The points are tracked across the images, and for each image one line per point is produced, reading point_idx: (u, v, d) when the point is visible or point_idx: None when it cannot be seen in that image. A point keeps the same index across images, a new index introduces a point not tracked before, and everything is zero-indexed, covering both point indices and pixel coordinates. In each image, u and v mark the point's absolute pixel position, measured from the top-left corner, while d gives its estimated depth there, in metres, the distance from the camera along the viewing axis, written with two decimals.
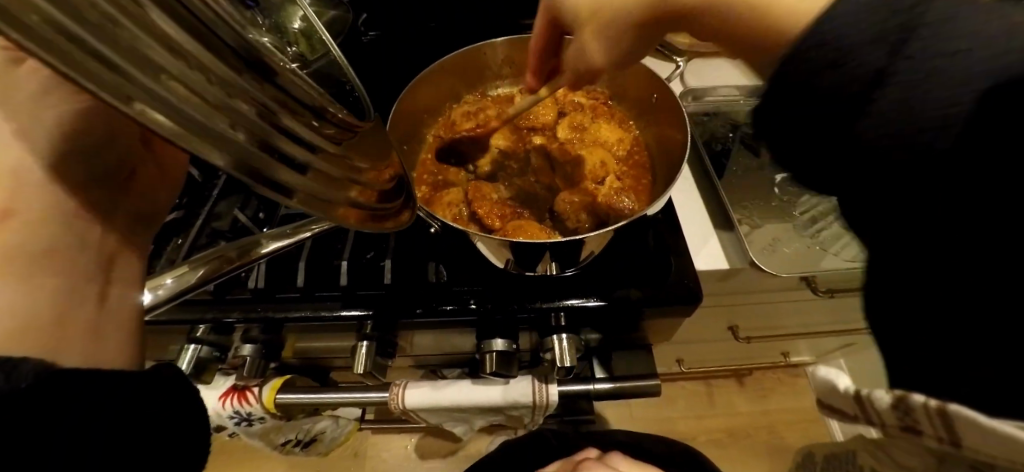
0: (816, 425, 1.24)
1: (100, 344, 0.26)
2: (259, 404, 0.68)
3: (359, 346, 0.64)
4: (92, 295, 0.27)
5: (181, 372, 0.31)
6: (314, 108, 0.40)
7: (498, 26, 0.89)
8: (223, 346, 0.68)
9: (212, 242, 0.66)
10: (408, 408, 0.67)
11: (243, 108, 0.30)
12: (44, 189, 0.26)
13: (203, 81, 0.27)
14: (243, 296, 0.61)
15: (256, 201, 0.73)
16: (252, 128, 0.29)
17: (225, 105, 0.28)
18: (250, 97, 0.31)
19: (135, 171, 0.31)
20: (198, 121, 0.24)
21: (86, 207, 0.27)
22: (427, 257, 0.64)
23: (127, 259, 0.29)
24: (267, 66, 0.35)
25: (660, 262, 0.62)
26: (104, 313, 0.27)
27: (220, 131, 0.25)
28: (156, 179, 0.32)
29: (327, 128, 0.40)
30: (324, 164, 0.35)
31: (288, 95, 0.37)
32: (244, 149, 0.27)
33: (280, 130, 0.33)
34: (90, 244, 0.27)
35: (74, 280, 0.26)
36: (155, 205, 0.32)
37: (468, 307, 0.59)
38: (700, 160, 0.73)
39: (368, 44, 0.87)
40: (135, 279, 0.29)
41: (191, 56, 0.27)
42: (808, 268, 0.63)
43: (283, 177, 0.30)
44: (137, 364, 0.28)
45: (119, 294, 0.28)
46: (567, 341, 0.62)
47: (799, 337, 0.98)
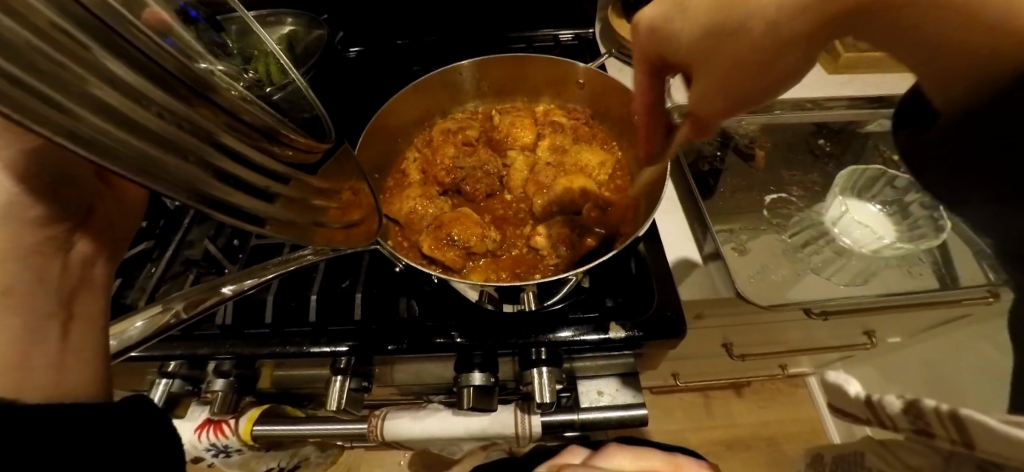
0: (817, 437, 1.24)
1: (63, 381, 0.25)
2: (235, 437, 0.63)
3: (332, 381, 0.56)
4: (55, 332, 0.26)
5: (141, 396, 0.29)
6: (269, 130, 0.36)
7: (486, 39, 0.83)
8: (196, 379, 0.63)
9: (184, 273, 0.60)
10: (387, 439, 0.63)
11: (200, 142, 0.27)
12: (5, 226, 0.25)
13: (152, 119, 0.24)
14: (212, 332, 0.54)
15: (229, 228, 0.66)
16: (202, 157, 0.27)
17: (159, 150, 0.24)
18: (199, 121, 0.28)
19: (93, 209, 0.30)
20: (148, 158, 0.22)
21: (45, 244, 0.26)
22: (403, 289, 0.57)
23: (88, 295, 0.28)
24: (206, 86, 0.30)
25: (642, 290, 0.56)
26: (67, 348, 0.26)
27: (185, 171, 0.25)
28: (116, 216, 0.31)
29: (281, 153, 0.36)
30: (290, 193, 0.34)
31: (239, 116, 0.33)
32: (186, 174, 0.25)
33: (239, 160, 0.30)
34: (45, 283, 0.26)
35: (31, 322, 0.25)
36: (124, 237, 0.32)
37: (443, 343, 0.52)
38: (680, 167, 0.70)
39: (353, 60, 0.82)
40: (98, 314, 0.28)
41: (142, 95, 0.24)
42: (795, 297, 0.60)
43: (244, 206, 0.29)
44: (105, 396, 0.27)
45: (82, 333, 0.27)
46: (549, 376, 0.53)
47: (798, 354, 0.99)
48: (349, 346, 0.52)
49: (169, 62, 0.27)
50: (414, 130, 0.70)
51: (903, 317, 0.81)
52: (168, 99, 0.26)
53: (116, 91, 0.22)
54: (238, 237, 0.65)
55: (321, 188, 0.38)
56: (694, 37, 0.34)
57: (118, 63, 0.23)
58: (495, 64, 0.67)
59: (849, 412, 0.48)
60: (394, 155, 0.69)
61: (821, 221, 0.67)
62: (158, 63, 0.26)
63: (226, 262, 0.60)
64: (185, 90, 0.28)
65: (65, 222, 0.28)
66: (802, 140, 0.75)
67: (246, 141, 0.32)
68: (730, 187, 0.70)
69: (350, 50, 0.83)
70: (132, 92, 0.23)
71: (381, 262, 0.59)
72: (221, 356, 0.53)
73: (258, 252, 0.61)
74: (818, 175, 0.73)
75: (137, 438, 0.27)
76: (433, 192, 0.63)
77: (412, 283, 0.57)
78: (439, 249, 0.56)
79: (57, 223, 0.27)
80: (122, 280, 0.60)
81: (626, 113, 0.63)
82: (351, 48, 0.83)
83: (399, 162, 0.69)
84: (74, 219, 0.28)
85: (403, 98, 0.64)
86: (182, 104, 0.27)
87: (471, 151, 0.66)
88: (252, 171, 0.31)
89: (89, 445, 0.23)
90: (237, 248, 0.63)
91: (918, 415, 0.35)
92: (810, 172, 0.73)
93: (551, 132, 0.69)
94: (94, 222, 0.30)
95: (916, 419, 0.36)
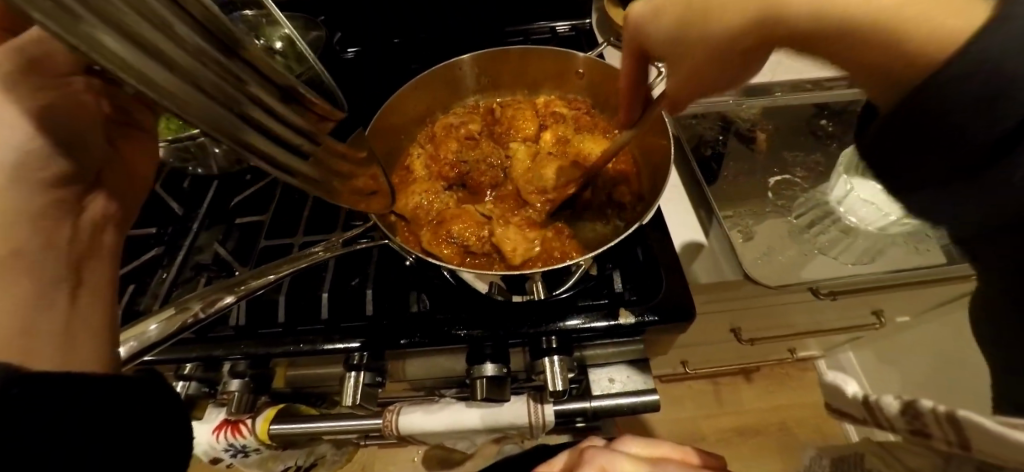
0: (828, 420, 1.25)
1: (72, 350, 0.25)
2: (252, 437, 0.64)
3: (347, 377, 0.57)
4: (62, 297, 0.26)
5: (155, 374, 0.29)
6: (292, 91, 0.34)
7: (483, 33, 0.84)
8: (212, 381, 0.64)
9: (196, 277, 0.60)
10: (402, 434, 0.64)
11: (228, 86, 0.28)
12: (11, 189, 0.26)
13: (192, 60, 0.25)
14: (225, 333, 0.55)
15: (237, 231, 0.66)
16: (236, 104, 0.28)
17: (195, 92, 0.25)
18: (235, 70, 0.28)
19: (101, 173, 0.32)
20: (179, 98, 0.23)
21: (53, 205, 0.28)
22: (412, 284, 0.57)
23: (95, 264, 0.29)
24: (235, 41, 0.28)
25: (650, 276, 0.56)
26: (75, 316, 0.26)
27: (222, 114, 0.27)
28: (121, 184, 0.34)
29: (313, 114, 0.37)
30: (317, 151, 0.36)
31: (271, 80, 0.32)
32: (214, 112, 0.26)
33: (270, 113, 0.31)
34: (55, 243, 0.27)
35: (42, 286, 0.25)
36: (128, 206, 0.34)
37: (454, 335, 0.53)
38: (683, 152, 0.70)
39: (351, 61, 0.82)
40: (104, 284, 0.29)
41: (181, 37, 0.25)
42: (803, 277, 0.61)
43: (270, 152, 0.31)
44: (112, 368, 0.27)
45: (89, 302, 0.27)
46: (561, 364, 0.54)
47: (807, 337, 0.99)
48: (361, 342, 0.52)
49: (199, 10, 0.26)
50: (417, 127, 0.71)
51: (911, 296, 0.81)
52: (199, 39, 0.26)
53: (156, 25, 0.23)
54: (247, 239, 0.66)
55: (343, 152, 0.40)
56: (668, 31, 0.35)
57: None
58: (496, 58, 0.67)
59: (847, 412, 0.50)
60: (398, 149, 0.69)
61: (826, 201, 0.68)
62: (179, 6, 0.25)
63: (236, 264, 0.61)
64: (218, 42, 0.27)
65: (73, 185, 0.29)
66: (803, 123, 0.75)
67: (276, 97, 0.32)
68: (733, 171, 0.70)
69: (348, 50, 0.83)
70: (167, 24, 0.24)
71: (390, 259, 0.60)
72: (235, 357, 0.53)
73: (267, 254, 0.62)
74: (821, 156, 0.72)
75: (147, 423, 0.27)
76: (437, 187, 0.64)
77: (421, 277, 0.58)
78: (443, 244, 0.56)
79: (68, 184, 0.29)
80: (135, 286, 0.61)
81: None
82: (349, 48, 0.84)
83: (402, 158, 0.69)
84: (83, 183, 0.30)
85: (405, 93, 0.64)
86: (220, 46, 0.28)
87: (474, 144, 0.66)
88: (282, 125, 0.32)
89: (88, 444, 0.23)
90: (246, 250, 0.64)
91: (916, 416, 0.38)
92: (813, 153, 0.73)
93: (552, 123, 0.69)
94: (104, 185, 0.32)
95: (914, 419, 0.38)
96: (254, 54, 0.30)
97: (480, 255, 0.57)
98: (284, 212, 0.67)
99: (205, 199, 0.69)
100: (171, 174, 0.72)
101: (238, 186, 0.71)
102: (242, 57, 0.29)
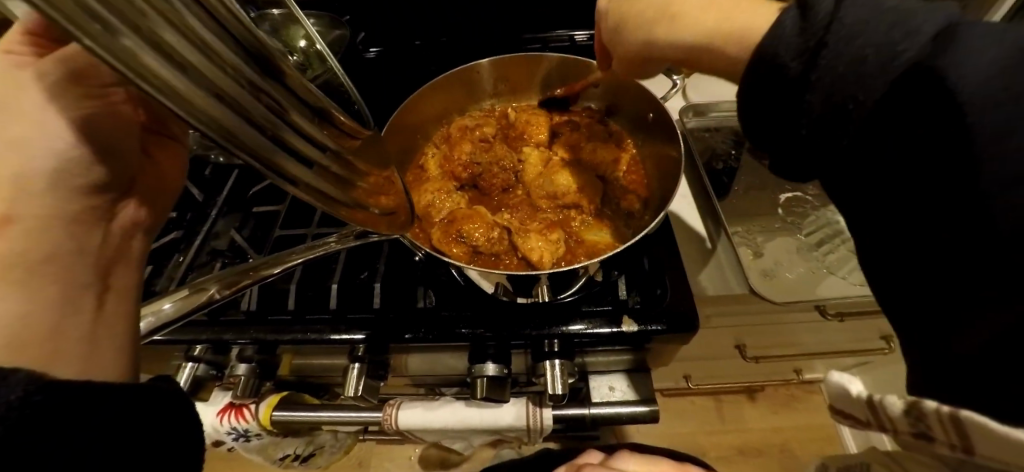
0: (832, 444, 1.22)
1: (93, 357, 0.25)
2: (255, 421, 0.65)
3: (350, 368, 0.58)
4: (87, 305, 0.26)
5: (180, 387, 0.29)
6: (321, 109, 0.39)
7: (503, 39, 0.85)
8: (219, 365, 0.66)
9: (211, 262, 0.62)
10: (401, 428, 0.65)
11: (252, 104, 0.29)
12: (50, 194, 0.26)
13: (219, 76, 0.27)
14: (236, 318, 0.56)
15: (254, 220, 0.68)
16: (262, 120, 0.30)
17: (227, 111, 0.26)
18: (263, 92, 0.31)
19: (133, 181, 0.33)
20: (215, 117, 0.25)
21: (87, 210, 0.28)
22: (420, 280, 0.58)
23: (124, 269, 0.30)
24: (270, 62, 0.33)
25: (655, 285, 0.56)
26: (100, 321, 0.27)
27: (245, 132, 0.28)
28: (157, 188, 0.34)
29: (330, 132, 0.40)
30: (332, 164, 0.37)
31: (299, 96, 0.37)
32: (238, 127, 0.27)
33: (290, 126, 0.33)
34: (86, 252, 0.27)
35: (72, 290, 0.26)
36: (163, 205, 0.35)
37: (458, 333, 0.53)
38: (695, 168, 0.70)
39: (373, 60, 0.84)
40: (131, 288, 0.30)
41: (211, 53, 0.27)
42: (811, 295, 0.60)
43: (290, 171, 0.31)
44: (132, 376, 0.28)
45: (116, 302, 0.28)
46: (561, 368, 0.54)
47: (814, 357, 0.97)
48: (367, 333, 0.53)
49: (239, 30, 0.31)
50: (433, 127, 0.72)
51: None
52: (231, 56, 0.29)
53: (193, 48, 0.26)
54: (262, 229, 0.67)
55: (359, 170, 0.41)
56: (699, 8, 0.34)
57: (195, 23, 0.27)
58: (514, 64, 0.69)
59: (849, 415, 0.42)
60: (414, 147, 0.71)
61: (837, 220, 0.67)
62: (224, 27, 0.30)
63: (251, 251, 0.63)
64: (250, 65, 0.31)
65: (108, 191, 0.30)
66: None
67: (294, 111, 0.35)
68: (744, 186, 0.70)
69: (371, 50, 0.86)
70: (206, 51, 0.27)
71: (400, 254, 0.61)
72: (244, 341, 0.55)
73: (281, 243, 0.63)
74: None
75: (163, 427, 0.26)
76: (450, 186, 0.65)
77: (429, 273, 0.59)
78: (453, 242, 0.57)
79: (106, 191, 0.29)
80: (153, 268, 0.63)
81: (641, 111, 0.65)
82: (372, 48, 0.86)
83: (417, 156, 0.71)
84: (116, 190, 0.30)
85: (423, 94, 0.66)
86: (247, 70, 0.30)
87: (488, 147, 0.67)
88: (301, 141, 0.34)
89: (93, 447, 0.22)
90: (261, 239, 0.66)
91: (917, 417, 0.31)
92: None
93: (566, 129, 0.70)
94: (138, 189, 0.33)
95: (917, 420, 0.32)
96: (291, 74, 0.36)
97: (490, 255, 0.57)
98: (300, 204, 0.68)
99: (225, 187, 0.71)
100: (194, 161, 0.75)
101: (257, 176, 0.73)
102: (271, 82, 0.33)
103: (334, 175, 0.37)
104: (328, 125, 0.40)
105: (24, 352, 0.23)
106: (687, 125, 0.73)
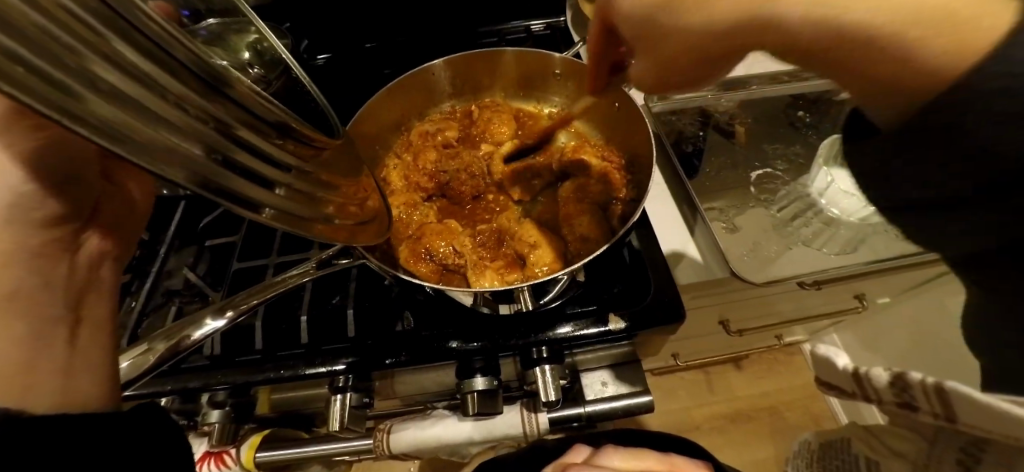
0: (816, 402, 1.27)
1: (72, 383, 0.26)
2: (238, 466, 0.62)
3: (333, 401, 0.55)
4: (62, 337, 0.27)
5: (155, 402, 0.30)
6: (282, 123, 0.34)
7: (460, 36, 0.81)
8: (190, 412, 0.61)
9: (166, 304, 0.58)
10: (395, 452, 0.62)
11: (198, 124, 0.26)
12: (5, 234, 0.26)
13: (165, 104, 0.24)
14: (200, 363, 0.52)
15: (209, 253, 0.63)
16: (209, 142, 0.26)
17: (172, 138, 0.23)
18: (216, 111, 0.28)
19: (100, 203, 0.32)
20: (167, 149, 0.23)
21: (51, 243, 0.28)
22: (396, 301, 0.55)
23: (94, 301, 0.30)
24: (223, 78, 0.29)
25: (639, 279, 0.55)
26: (75, 353, 0.27)
27: (190, 156, 0.24)
28: (122, 214, 0.34)
29: (289, 148, 0.35)
30: (297, 183, 0.34)
31: (252, 109, 0.31)
32: (197, 164, 0.24)
33: (246, 146, 0.29)
34: (53, 286, 0.28)
35: (42, 327, 0.26)
36: (131, 228, 0.35)
37: (441, 351, 0.51)
38: (672, 165, 0.68)
39: (322, 69, 0.79)
40: (105, 318, 0.30)
41: (151, 80, 0.24)
42: (788, 272, 0.61)
43: (248, 192, 0.28)
44: (115, 403, 0.28)
45: (89, 336, 0.29)
46: (552, 373, 0.52)
47: (793, 323, 1.00)
48: (346, 363, 0.51)
49: (184, 53, 0.26)
50: (392, 135, 0.69)
51: (891, 279, 0.82)
52: (174, 78, 0.25)
53: (130, 76, 0.22)
54: (219, 262, 0.62)
55: (326, 182, 0.38)
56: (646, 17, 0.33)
57: (134, 50, 0.23)
58: (468, 62, 0.65)
59: (835, 386, 0.43)
60: (376, 158, 0.67)
61: (808, 193, 0.67)
62: (169, 53, 0.25)
63: (210, 289, 0.58)
64: (203, 85, 0.27)
65: (72, 221, 0.30)
66: (780, 113, 0.75)
67: (255, 129, 0.31)
68: (715, 167, 0.70)
69: (317, 58, 0.80)
70: (145, 79, 0.23)
71: (373, 275, 0.58)
72: (215, 388, 0.51)
73: (241, 277, 0.59)
74: (801, 147, 0.73)
75: (141, 439, 0.27)
76: (416, 199, 0.62)
77: (405, 295, 0.56)
78: (421, 260, 0.54)
79: (67, 223, 0.29)
80: None
81: (607, 103, 0.64)
82: (318, 56, 0.81)
83: (379, 168, 0.68)
84: (80, 218, 0.30)
85: (374, 105, 0.62)
86: (200, 93, 0.27)
87: (453, 154, 0.65)
88: (261, 160, 0.30)
89: None
90: (220, 273, 0.61)
91: (903, 387, 0.33)
92: (793, 144, 0.73)
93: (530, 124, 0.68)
94: (101, 216, 0.32)
95: (902, 390, 0.34)
96: (242, 86, 0.30)
97: (459, 272, 0.55)
98: (258, 232, 0.64)
99: (172, 220, 0.66)
100: None
101: (207, 206, 0.68)
102: (222, 101, 0.29)
103: (303, 193, 0.34)
104: (291, 141, 0.36)
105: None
106: (652, 111, 0.72)
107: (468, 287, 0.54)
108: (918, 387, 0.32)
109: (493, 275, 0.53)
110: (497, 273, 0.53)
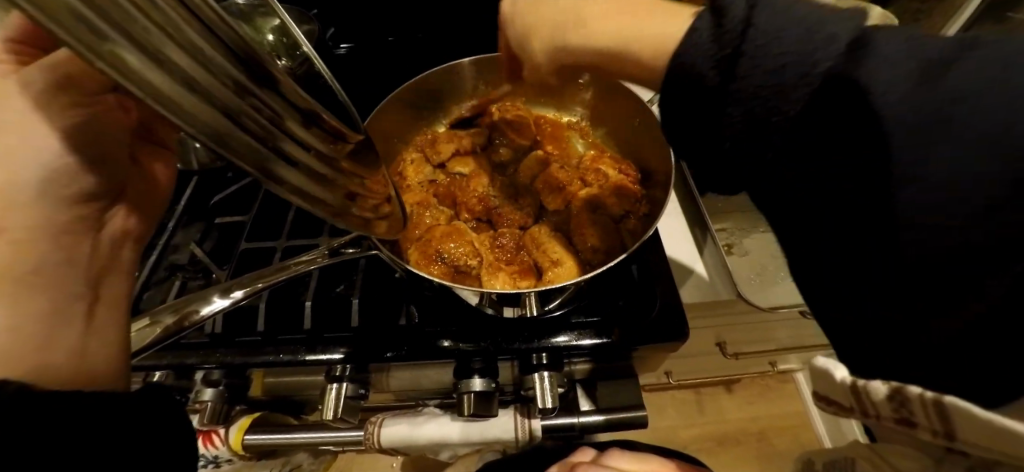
0: (804, 431, 1.26)
1: (85, 365, 0.27)
2: (225, 447, 0.61)
3: (329, 389, 0.55)
4: (80, 315, 0.28)
5: (160, 386, 0.30)
6: (310, 111, 0.34)
7: (483, 38, 0.82)
8: (183, 389, 0.61)
9: (171, 277, 0.58)
10: (385, 446, 0.62)
11: (245, 104, 0.27)
12: (34, 206, 0.27)
13: (212, 81, 0.25)
14: (199, 340, 0.52)
15: (216, 231, 0.63)
16: (250, 122, 0.27)
17: (214, 110, 0.24)
18: (258, 95, 0.28)
19: (125, 187, 0.33)
20: (209, 121, 0.23)
21: (77, 220, 0.29)
22: (402, 295, 0.55)
23: (112, 278, 0.31)
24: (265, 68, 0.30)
25: (646, 294, 0.55)
26: (91, 332, 0.28)
27: (232, 130, 0.25)
28: (141, 196, 0.34)
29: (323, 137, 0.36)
30: (320, 167, 0.34)
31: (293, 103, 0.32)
32: (234, 135, 0.25)
33: (283, 130, 0.30)
34: (77, 262, 0.29)
35: (62, 300, 0.27)
36: (153, 212, 0.35)
37: (441, 350, 0.51)
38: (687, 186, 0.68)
39: (342, 58, 0.80)
40: (121, 297, 0.31)
41: (207, 56, 0.25)
42: (793, 300, 0.61)
43: (278, 170, 0.29)
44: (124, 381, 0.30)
45: (106, 314, 0.30)
46: (551, 380, 0.52)
47: (788, 351, 1.00)
48: (345, 353, 0.51)
49: (232, 37, 0.27)
50: (411, 132, 0.70)
51: None
52: (226, 62, 0.26)
53: (184, 51, 0.23)
54: (226, 241, 0.62)
55: (350, 173, 0.38)
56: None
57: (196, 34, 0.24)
58: (494, 65, 0.66)
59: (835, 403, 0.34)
60: (392, 153, 0.68)
61: None
62: (213, 31, 0.26)
63: (214, 267, 0.58)
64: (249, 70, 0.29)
65: (99, 200, 0.30)
66: None
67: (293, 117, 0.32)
68: None
69: (340, 47, 0.81)
70: (201, 57, 0.24)
71: (381, 266, 0.58)
72: (210, 365, 0.51)
73: (247, 256, 0.58)
74: None
75: (147, 421, 0.27)
76: (430, 199, 0.63)
77: (412, 289, 0.56)
78: (433, 262, 0.54)
79: (93, 201, 0.30)
80: None
81: (628, 115, 0.65)
82: (341, 45, 0.81)
83: (396, 162, 0.68)
84: (109, 197, 0.31)
85: (396, 99, 0.62)
86: (245, 76, 0.28)
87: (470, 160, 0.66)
88: (294, 144, 0.31)
89: None
90: (225, 252, 0.61)
91: (903, 403, 0.28)
92: None
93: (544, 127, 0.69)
94: (127, 196, 0.33)
95: (901, 406, 0.28)
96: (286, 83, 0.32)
97: (466, 274, 0.55)
98: (269, 214, 0.64)
99: (183, 194, 0.66)
100: None
101: (219, 183, 0.68)
102: (266, 88, 0.29)
103: (324, 178, 0.34)
104: (319, 129, 0.36)
105: (11, 365, 0.24)
106: None
107: (480, 287, 0.54)
108: (917, 402, 0.27)
109: (502, 280, 0.53)
110: (506, 278, 0.54)
